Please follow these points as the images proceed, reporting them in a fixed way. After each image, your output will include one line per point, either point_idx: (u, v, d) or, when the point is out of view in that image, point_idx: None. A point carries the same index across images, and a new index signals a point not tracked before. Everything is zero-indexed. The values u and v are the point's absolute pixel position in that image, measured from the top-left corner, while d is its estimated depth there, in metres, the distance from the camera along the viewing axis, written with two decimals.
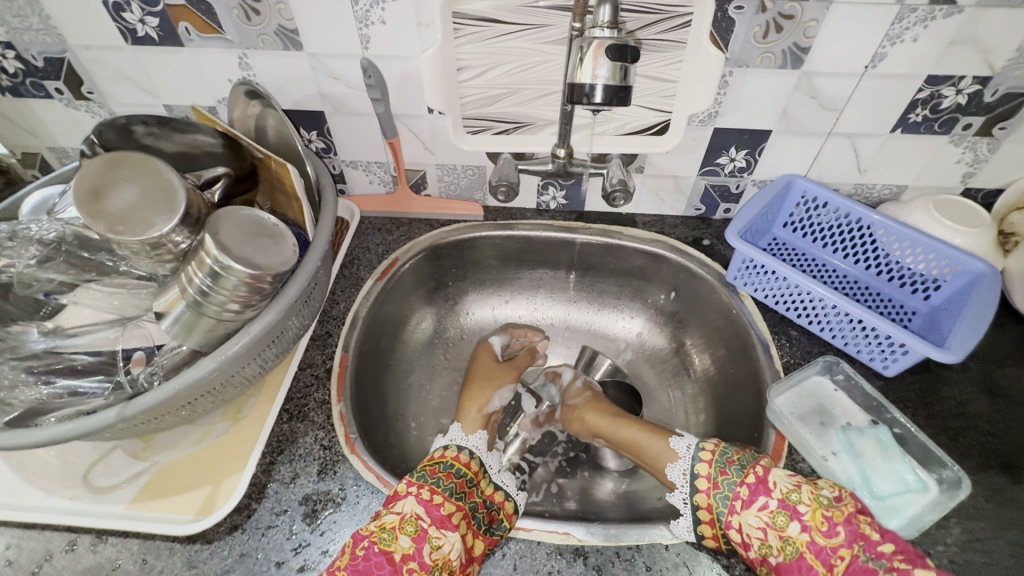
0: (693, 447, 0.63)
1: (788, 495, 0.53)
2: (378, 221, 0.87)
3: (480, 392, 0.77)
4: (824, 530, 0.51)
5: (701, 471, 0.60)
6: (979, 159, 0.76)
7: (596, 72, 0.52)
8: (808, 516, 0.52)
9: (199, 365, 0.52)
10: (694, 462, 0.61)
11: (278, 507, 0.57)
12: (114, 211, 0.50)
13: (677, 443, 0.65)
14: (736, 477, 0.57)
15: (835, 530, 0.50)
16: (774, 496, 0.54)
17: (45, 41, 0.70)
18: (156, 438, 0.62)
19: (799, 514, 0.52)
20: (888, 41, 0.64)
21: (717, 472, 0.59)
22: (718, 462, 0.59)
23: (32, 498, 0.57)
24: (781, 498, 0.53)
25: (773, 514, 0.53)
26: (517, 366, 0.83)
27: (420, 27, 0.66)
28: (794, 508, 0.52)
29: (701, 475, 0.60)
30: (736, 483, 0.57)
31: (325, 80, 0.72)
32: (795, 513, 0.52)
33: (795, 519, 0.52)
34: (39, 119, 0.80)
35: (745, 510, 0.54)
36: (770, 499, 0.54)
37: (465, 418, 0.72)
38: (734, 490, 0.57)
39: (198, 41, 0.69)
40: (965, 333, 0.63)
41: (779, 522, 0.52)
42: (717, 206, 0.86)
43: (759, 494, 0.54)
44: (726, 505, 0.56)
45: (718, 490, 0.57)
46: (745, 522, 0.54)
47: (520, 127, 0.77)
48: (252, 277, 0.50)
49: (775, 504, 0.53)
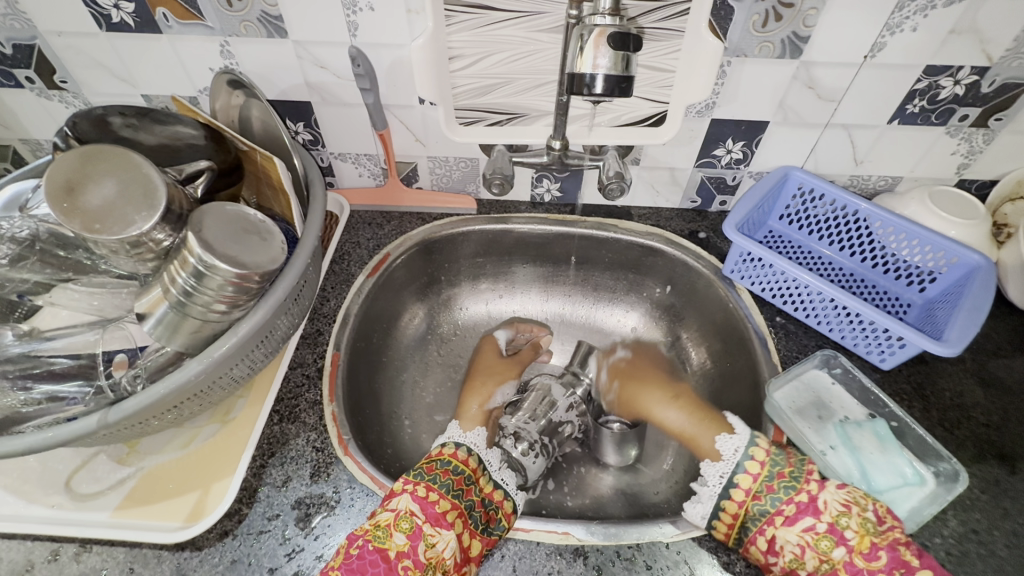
0: (741, 450, 0.59)
1: (838, 519, 0.51)
2: (368, 215, 0.85)
3: (481, 387, 0.76)
4: (866, 554, 0.50)
5: (741, 482, 0.57)
6: (975, 151, 0.75)
7: (597, 61, 0.50)
8: (854, 541, 0.50)
9: (185, 368, 0.50)
10: (738, 471, 0.58)
11: (270, 511, 0.56)
12: (91, 208, 0.48)
13: (723, 443, 0.61)
14: (783, 494, 0.55)
15: (877, 554, 0.49)
16: (824, 518, 0.52)
17: (14, 27, 0.66)
18: (141, 442, 0.60)
19: (845, 539, 0.51)
20: (887, 31, 0.63)
21: (762, 486, 0.57)
22: (766, 476, 0.57)
23: (10, 507, 0.55)
24: (830, 522, 0.52)
25: (817, 536, 0.52)
26: (520, 362, 0.83)
27: (411, 14, 0.63)
28: (841, 534, 0.51)
29: (740, 486, 0.57)
30: (781, 499, 0.55)
31: (312, 69, 0.70)
32: (842, 538, 0.51)
33: (841, 543, 0.51)
34: (9, 110, 0.77)
35: (786, 526, 0.53)
36: (818, 522, 0.52)
37: (464, 415, 0.71)
38: (778, 505, 0.55)
39: (178, 28, 0.66)
40: (962, 324, 0.63)
41: (822, 545, 0.51)
42: (713, 199, 0.85)
43: (806, 514, 0.53)
44: (764, 516, 0.55)
45: (760, 501, 0.56)
46: (784, 538, 0.53)
47: (514, 119, 0.75)
48: (238, 277, 0.48)
49: (823, 527, 0.52)
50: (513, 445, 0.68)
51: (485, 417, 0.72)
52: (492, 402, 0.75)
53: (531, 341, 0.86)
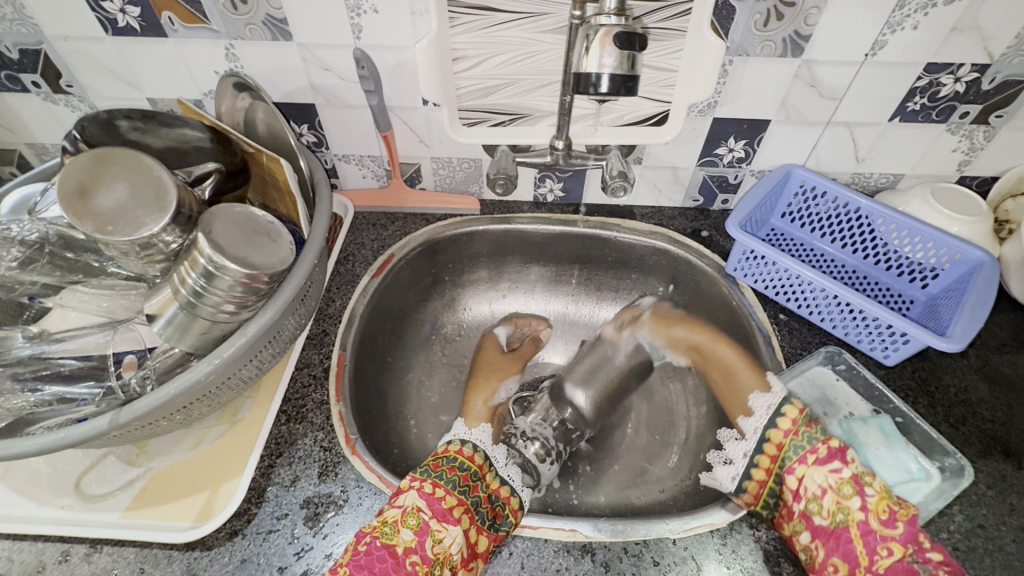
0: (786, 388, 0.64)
1: (862, 475, 0.56)
2: (372, 216, 0.85)
3: (485, 383, 0.78)
4: (882, 518, 0.53)
5: (786, 413, 0.62)
6: (975, 147, 0.76)
7: (603, 61, 0.51)
8: (872, 501, 0.54)
9: (194, 368, 0.50)
10: (784, 403, 0.63)
11: (279, 511, 0.56)
12: (103, 210, 0.48)
13: (757, 400, 0.65)
14: (819, 435, 0.60)
15: (894, 523, 0.52)
16: (851, 468, 0.56)
17: (22, 32, 0.67)
18: (150, 443, 0.60)
19: (864, 495, 0.54)
20: (888, 29, 0.63)
21: (802, 425, 0.61)
22: (807, 418, 0.62)
23: (22, 509, 0.55)
24: (855, 473, 0.56)
25: (840, 482, 0.56)
26: (521, 357, 0.84)
27: (415, 16, 0.64)
28: (863, 489, 0.55)
29: (786, 417, 0.62)
30: (818, 441, 0.59)
31: (316, 71, 0.70)
32: (861, 490, 0.55)
33: (859, 496, 0.54)
34: (16, 114, 0.77)
35: (815, 466, 0.58)
36: (845, 469, 0.56)
37: (469, 413, 0.73)
38: (812, 445, 0.59)
39: (183, 32, 0.66)
40: (966, 320, 0.63)
41: (844, 490, 0.55)
42: (715, 197, 0.86)
43: (836, 459, 0.57)
44: (799, 455, 0.60)
45: (798, 439, 0.61)
46: (810, 476, 0.58)
47: (517, 119, 0.75)
48: (247, 277, 0.48)
49: (847, 474, 0.56)
50: (527, 446, 0.69)
51: (491, 414, 0.74)
52: (496, 398, 0.77)
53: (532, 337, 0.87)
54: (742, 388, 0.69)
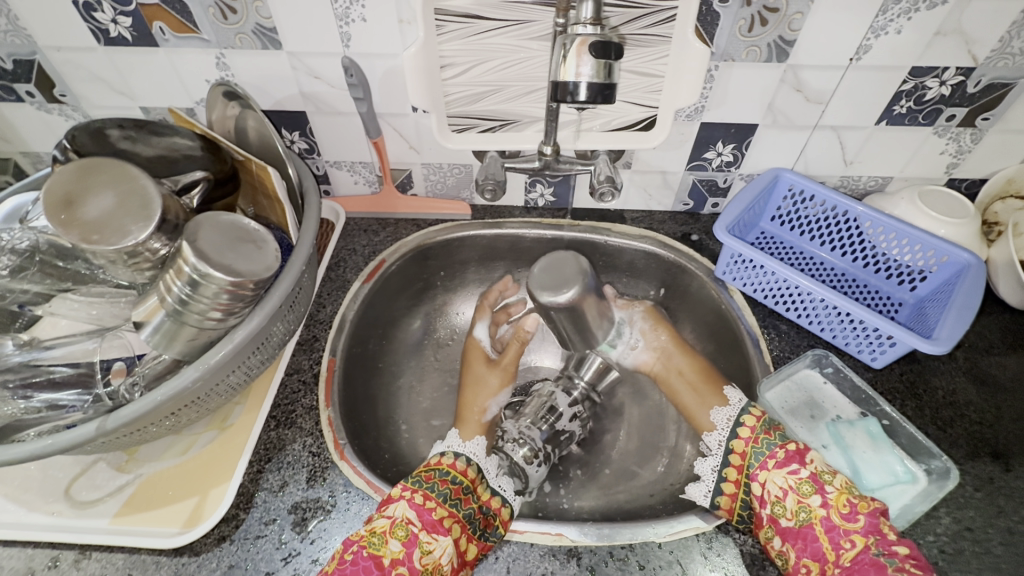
0: (745, 400, 0.65)
1: (821, 472, 0.55)
2: (364, 222, 0.86)
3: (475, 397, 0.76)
4: (844, 513, 0.52)
5: (746, 421, 0.62)
6: (963, 150, 0.76)
7: (580, 70, 0.51)
8: (833, 496, 0.53)
9: (181, 375, 0.51)
10: (743, 413, 0.63)
11: (267, 516, 0.56)
12: (89, 219, 0.49)
13: (717, 415, 0.65)
14: (777, 439, 0.59)
15: (856, 517, 0.52)
16: (809, 467, 0.55)
17: (15, 43, 0.68)
18: (140, 449, 0.61)
19: (824, 492, 0.54)
20: (872, 34, 0.64)
21: (761, 430, 0.61)
22: (765, 423, 0.61)
23: (12, 515, 0.56)
24: (814, 471, 0.55)
25: (800, 482, 0.55)
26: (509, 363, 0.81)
27: (402, 24, 0.65)
28: (822, 485, 0.54)
29: (745, 425, 0.62)
30: (776, 444, 0.58)
31: (306, 79, 0.71)
32: (822, 487, 0.54)
33: (820, 493, 0.54)
34: (10, 124, 0.78)
35: (775, 469, 0.57)
36: (804, 469, 0.55)
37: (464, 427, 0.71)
38: (772, 449, 0.58)
39: (174, 41, 0.67)
40: (952, 322, 0.63)
41: (804, 489, 0.54)
42: (705, 201, 0.86)
43: (794, 460, 0.56)
44: (759, 460, 0.59)
45: (758, 445, 0.60)
46: (771, 479, 0.56)
47: (506, 125, 0.76)
48: (232, 284, 0.49)
49: (806, 474, 0.55)
50: (515, 449, 0.70)
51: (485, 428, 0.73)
52: (488, 413, 0.76)
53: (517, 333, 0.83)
54: (703, 398, 0.69)
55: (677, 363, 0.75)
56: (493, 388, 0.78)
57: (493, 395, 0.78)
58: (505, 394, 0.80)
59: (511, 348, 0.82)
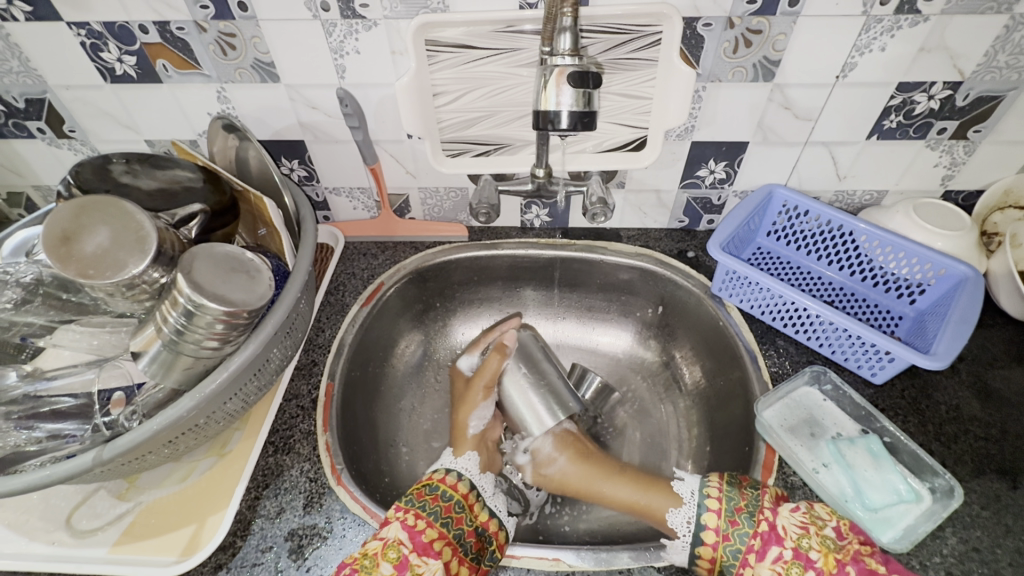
0: (695, 493, 0.61)
1: (799, 542, 0.51)
2: (363, 246, 0.87)
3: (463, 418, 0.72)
4: (837, 575, 0.49)
5: (707, 522, 0.57)
6: (957, 162, 0.76)
7: (560, 99, 0.55)
8: (821, 562, 0.50)
9: (178, 403, 0.52)
10: (700, 512, 0.58)
11: (263, 544, 0.56)
12: (86, 254, 0.50)
13: (673, 517, 0.60)
14: (746, 526, 0.55)
15: (846, 571, 0.49)
16: (787, 544, 0.52)
17: (26, 83, 0.71)
18: (140, 477, 0.61)
19: (812, 562, 0.50)
20: (856, 52, 0.65)
21: (725, 522, 0.57)
22: (727, 511, 0.57)
23: (13, 545, 0.56)
24: (794, 546, 0.51)
25: (787, 565, 0.51)
26: (489, 377, 0.74)
27: (395, 54, 0.66)
28: (806, 557, 0.50)
29: (708, 526, 0.57)
30: (748, 534, 0.55)
31: (304, 110, 0.73)
32: (808, 562, 0.50)
33: (809, 568, 0.50)
34: (23, 159, 0.81)
35: (759, 562, 0.53)
36: (784, 550, 0.52)
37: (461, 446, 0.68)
38: (747, 542, 0.55)
39: (177, 77, 0.70)
40: (951, 336, 0.63)
41: (794, 573, 0.50)
42: (700, 217, 0.87)
43: (771, 544, 0.52)
44: (738, 558, 0.55)
45: (729, 541, 0.56)
46: (760, 575, 0.52)
47: (500, 149, 0.77)
48: (227, 313, 0.50)
49: (788, 554, 0.51)
50: (513, 472, 0.73)
51: (480, 442, 0.69)
52: (472, 428, 0.70)
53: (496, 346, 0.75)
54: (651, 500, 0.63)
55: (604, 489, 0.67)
56: (475, 402, 0.73)
57: (474, 408, 0.72)
58: (489, 406, 0.74)
59: (489, 361, 0.74)
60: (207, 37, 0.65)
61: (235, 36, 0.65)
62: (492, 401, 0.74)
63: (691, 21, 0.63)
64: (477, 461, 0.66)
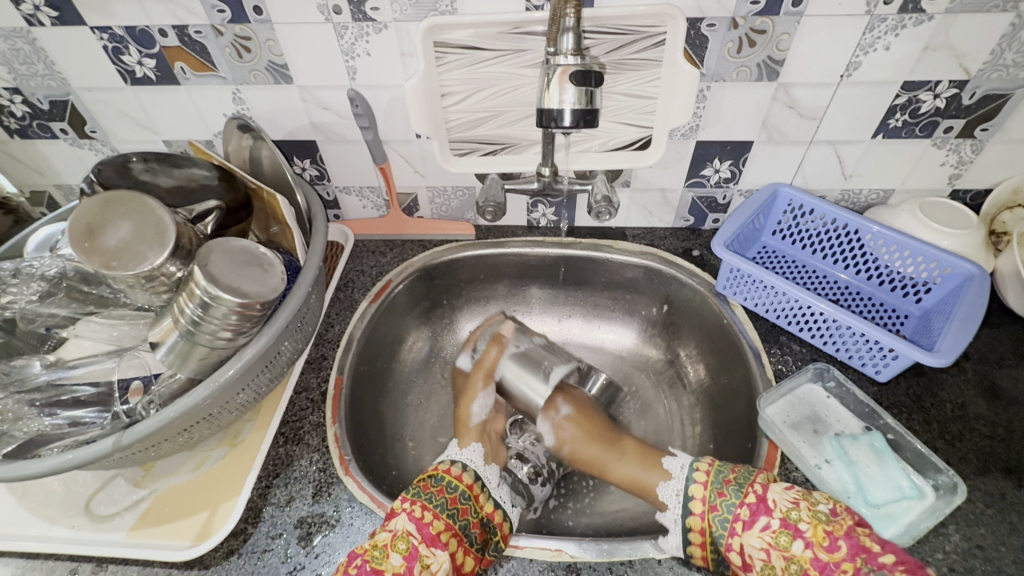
0: (687, 467, 0.63)
1: (788, 514, 0.53)
2: (373, 244, 0.89)
3: (463, 410, 0.74)
4: (826, 545, 0.51)
5: (695, 493, 0.60)
6: (964, 161, 0.76)
7: (563, 97, 0.56)
8: (810, 533, 0.52)
9: (193, 392, 0.54)
10: (688, 484, 0.61)
11: (274, 530, 0.58)
12: (109, 247, 0.52)
13: (664, 492, 0.63)
14: (734, 498, 0.57)
15: (837, 544, 0.51)
16: (776, 515, 0.54)
17: (50, 85, 0.74)
18: (156, 465, 0.63)
19: (801, 532, 0.52)
20: (861, 51, 0.65)
21: (712, 494, 0.59)
22: (713, 483, 0.59)
23: (36, 528, 0.59)
24: (782, 517, 0.53)
25: (775, 534, 0.53)
26: (486, 369, 0.78)
27: (404, 56, 0.68)
28: (795, 527, 0.53)
29: (695, 498, 0.59)
30: (735, 504, 0.56)
31: (316, 110, 0.75)
32: (796, 532, 0.52)
33: (798, 538, 0.52)
34: (47, 159, 0.84)
35: (746, 531, 0.54)
36: (772, 520, 0.54)
37: (466, 433, 0.70)
38: (734, 512, 0.56)
39: (194, 79, 0.72)
40: (955, 335, 0.63)
41: (783, 542, 0.52)
42: (705, 217, 0.87)
43: (760, 514, 0.54)
44: (726, 527, 0.56)
45: (717, 512, 0.57)
46: (747, 543, 0.54)
47: (506, 148, 0.78)
48: (241, 306, 0.52)
49: (776, 524, 0.53)
50: (519, 466, 0.71)
51: (482, 432, 0.71)
52: (474, 417, 0.73)
53: (492, 337, 0.80)
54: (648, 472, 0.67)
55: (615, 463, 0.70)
56: (474, 392, 0.76)
57: (475, 398, 0.75)
58: (490, 396, 0.76)
59: (487, 353, 0.79)
60: (223, 40, 0.67)
61: (250, 39, 0.67)
62: (492, 392, 0.77)
63: (695, 22, 0.64)
64: (481, 452, 0.67)
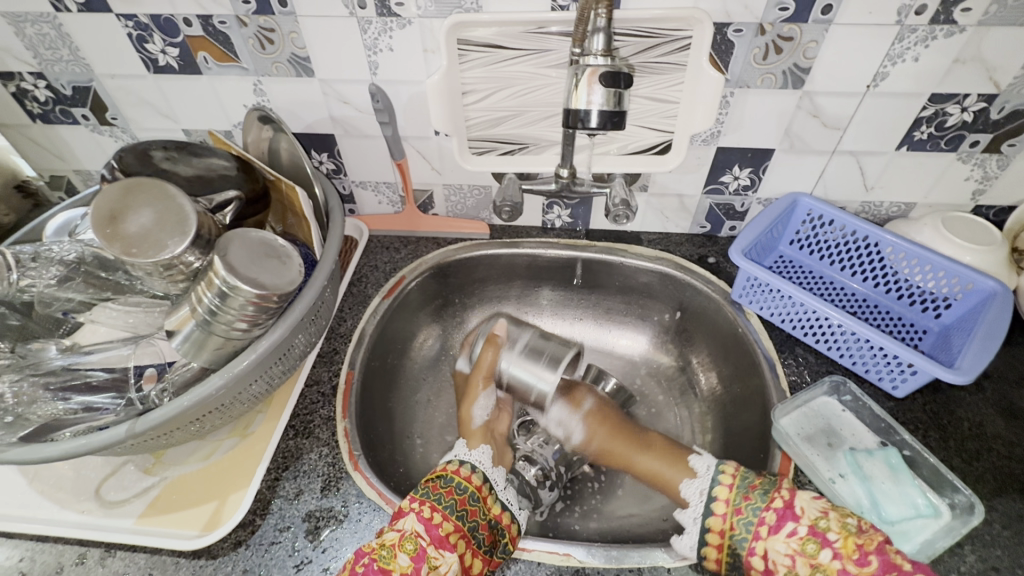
0: (713, 468, 0.64)
1: (816, 522, 0.52)
2: (387, 239, 0.88)
3: (464, 412, 0.73)
4: (856, 558, 0.50)
5: (718, 494, 0.60)
6: (989, 176, 0.75)
7: (591, 98, 0.56)
8: (839, 544, 0.51)
9: (208, 382, 0.54)
10: (714, 484, 0.60)
11: (282, 523, 0.58)
12: (130, 234, 0.52)
13: (688, 488, 0.64)
14: (760, 502, 0.56)
15: (867, 558, 0.49)
16: (804, 522, 0.53)
17: (74, 71, 0.74)
18: (166, 453, 0.63)
19: (829, 542, 0.51)
20: (889, 61, 0.64)
21: (738, 497, 0.58)
22: (740, 487, 0.59)
23: (47, 511, 0.59)
24: (810, 525, 0.52)
25: (802, 541, 0.52)
26: (482, 371, 0.75)
27: (427, 52, 0.68)
28: (824, 536, 0.51)
29: (719, 498, 0.59)
30: (761, 509, 0.56)
31: (336, 104, 0.75)
32: (825, 540, 0.51)
33: (826, 546, 0.51)
34: (67, 145, 0.84)
35: (772, 536, 0.54)
36: (800, 526, 0.53)
37: (471, 435, 0.69)
38: (759, 516, 0.56)
39: (216, 69, 0.72)
40: (976, 352, 0.62)
41: (810, 549, 0.52)
42: (723, 224, 0.86)
43: (787, 520, 0.54)
44: (750, 531, 0.56)
45: (742, 515, 0.57)
46: (772, 549, 0.54)
47: (524, 148, 0.78)
48: (258, 296, 0.51)
49: (804, 531, 0.52)
50: (526, 468, 0.71)
51: (487, 433, 0.70)
52: (477, 418, 0.72)
53: (486, 337, 0.76)
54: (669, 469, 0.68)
55: (637, 457, 0.71)
56: (476, 394, 0.74)
57: (476, 399, 0.74)
58: (490, 396, 0.75)
59: (485, 354, 0.76)
60: (247, 31, 0.67)
61: (274, 31, 0.67)
62: (492, 392, 0.76)
63: (722, 27, 0.63)
64: (489, 453, 0.66)
